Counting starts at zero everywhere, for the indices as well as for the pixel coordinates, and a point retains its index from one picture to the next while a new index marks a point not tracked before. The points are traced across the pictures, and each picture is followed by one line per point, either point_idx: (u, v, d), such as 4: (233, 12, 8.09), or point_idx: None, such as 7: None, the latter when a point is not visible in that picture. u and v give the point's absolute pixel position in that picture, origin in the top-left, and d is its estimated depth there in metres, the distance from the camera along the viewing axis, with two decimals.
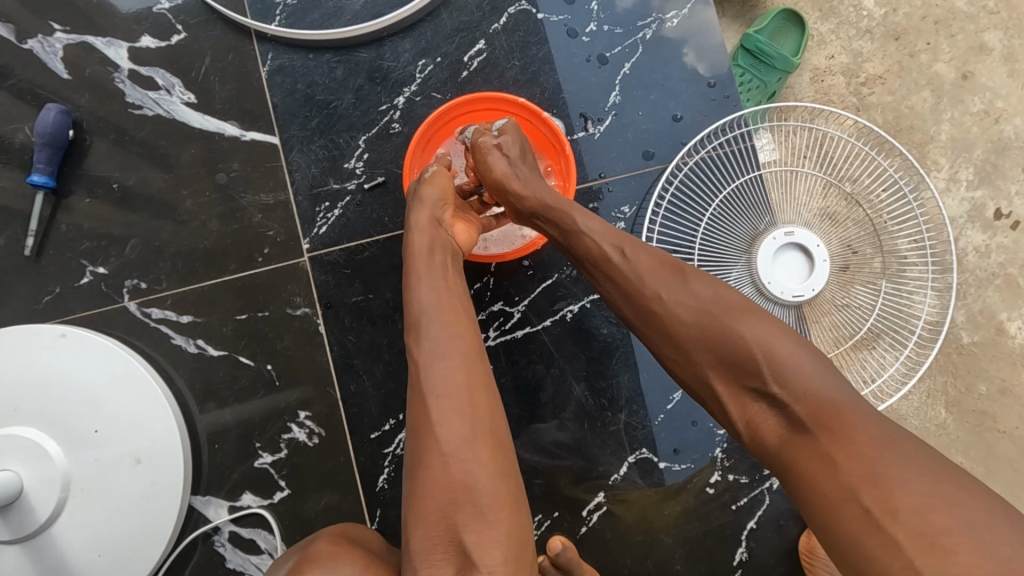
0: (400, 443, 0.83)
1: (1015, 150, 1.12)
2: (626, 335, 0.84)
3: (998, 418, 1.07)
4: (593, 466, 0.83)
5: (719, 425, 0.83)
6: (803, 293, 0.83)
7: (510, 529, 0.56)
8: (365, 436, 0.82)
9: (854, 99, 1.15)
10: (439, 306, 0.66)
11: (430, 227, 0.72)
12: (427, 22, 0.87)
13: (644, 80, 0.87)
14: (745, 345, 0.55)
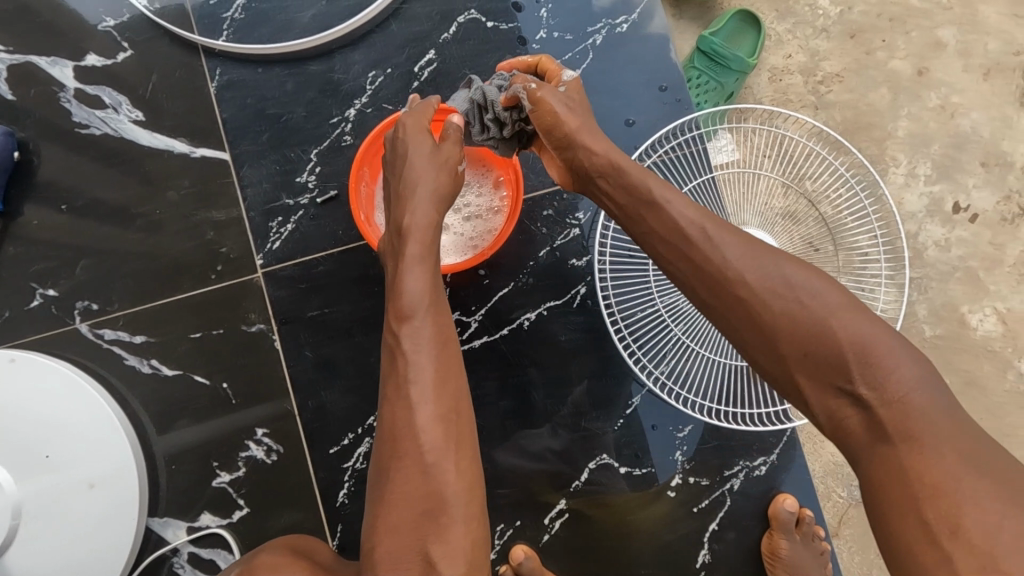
0: (360, 457, 0.82)
1: (972, 144, 1.14)
2: (584, 342, 0.84)
3: (962, 410, 1.08)
4: (555, 474, 0.83)
5: (679, 429, 0.83)
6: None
7: (473, 535, 0.56)
8: (323, 452, 0.81)
9: (812, 98, 1.15)
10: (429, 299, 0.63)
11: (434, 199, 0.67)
12: (377, 33, 0.86)
13: (595, 86, 0.87)
14: (838, 340, 0.53)
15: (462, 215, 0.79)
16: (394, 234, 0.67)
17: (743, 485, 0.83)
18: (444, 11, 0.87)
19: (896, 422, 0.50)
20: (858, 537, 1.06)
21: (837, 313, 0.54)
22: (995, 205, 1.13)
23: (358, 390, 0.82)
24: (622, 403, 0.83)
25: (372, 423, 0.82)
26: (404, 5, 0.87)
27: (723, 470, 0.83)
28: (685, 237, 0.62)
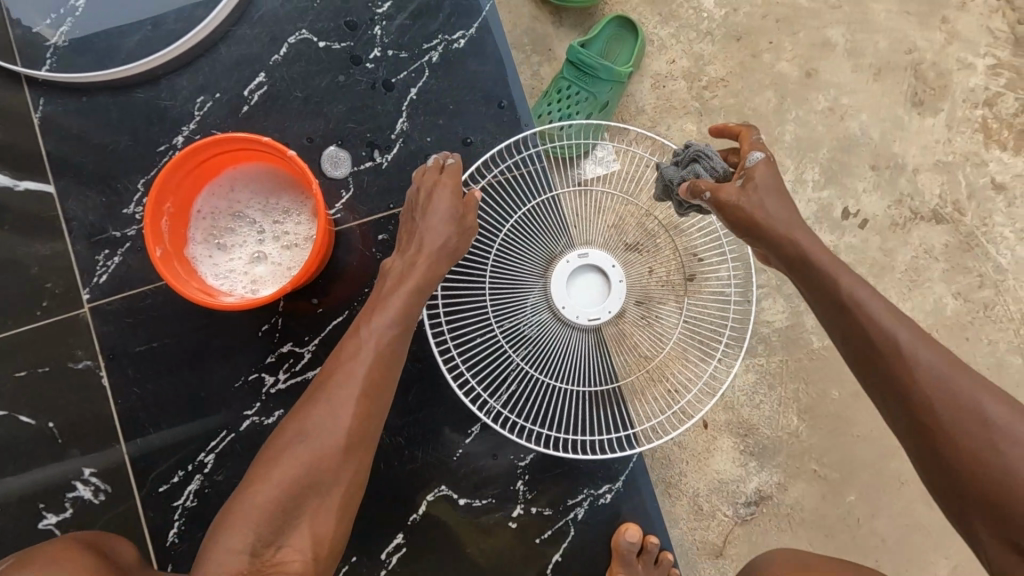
0: (189, 495, 0.81)
1: (861, 148, 1.10)
2: (419, 371, 0.83)
3: (853, 423, 1.04)
4: (391, 508, 0.81)
5: (518, 457, 0.81)
6: (599, 316, 0.81)
7: (333, 522, 0.63)
8: (152, 490, 0.80)
9: (696, 104, 1.12)
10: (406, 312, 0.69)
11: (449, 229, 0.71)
12: (205, 57, 0.84)
13: (430, 105, 0.84)
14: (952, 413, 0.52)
15: (280, 244, 0.76)
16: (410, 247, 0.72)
17: (586, 514, 0.81)
18: (273, 32, 0.85)
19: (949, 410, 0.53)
20: (743, 556, 1.03)
21: (943, 368, 0.55)
22: (885, 210, 1.09)
23: (187, 426, 0.81)
24: (460, 433, 0.82)
25: (203, 459, 0.81)
26: (232, 27, 0.84)
27: (566, 499, 0.81)
28: (808, 260, 0.63)
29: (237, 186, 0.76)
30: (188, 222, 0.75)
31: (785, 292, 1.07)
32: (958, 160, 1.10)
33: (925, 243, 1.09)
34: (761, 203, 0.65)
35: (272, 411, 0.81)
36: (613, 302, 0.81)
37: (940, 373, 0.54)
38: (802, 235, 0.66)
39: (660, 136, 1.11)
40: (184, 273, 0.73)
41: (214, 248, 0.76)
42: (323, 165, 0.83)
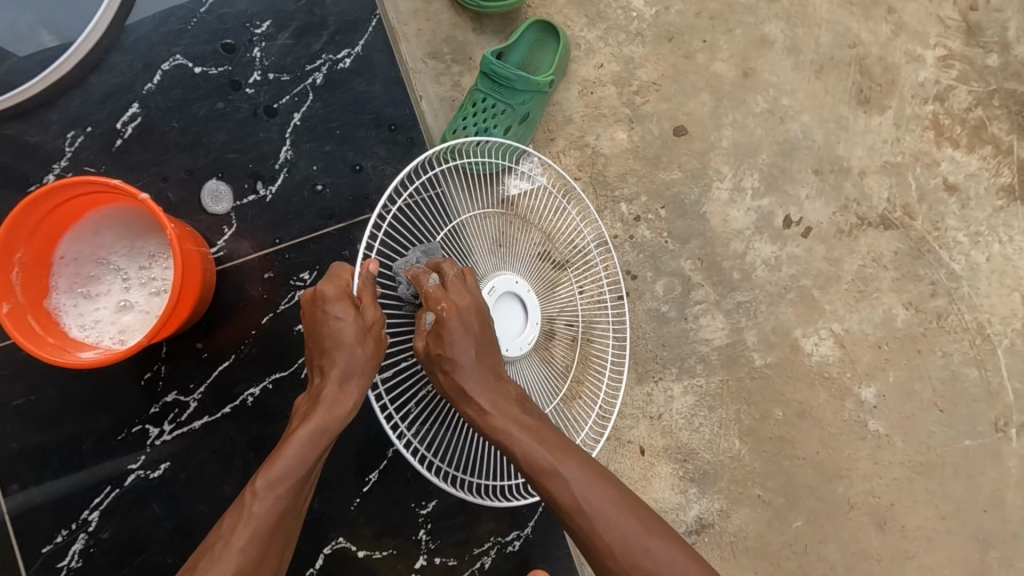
0: (74, 555, 0.80)
1: (803, 151, 1.02)
2: None
3: (795, 444, 0.99)
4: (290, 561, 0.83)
5: (420, 507, 0.85)
6: (514, 349, 0.77)
7: None
8: (36, 550, 0.79)
9: (627, 111, 1.03)
10: (308, 450, 0.60)
11: (351, 352, 0.62)
12: (76, 88, 0.82)
13: (316, 130, 0.87)
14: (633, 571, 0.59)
15: (149, 290, 0.75)
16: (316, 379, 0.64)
17: (494, 562, 0.87)
18: (147, 58, 0.84)
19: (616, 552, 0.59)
20: None
21: (604, 505, 0.61)
22: (830, 217, 1.01)
23: (70, 480, 0.80)
24: (358, 481, 0.84)
25: (86, 517, 0.80)
26: (103, 54, 0.83)
27: (474, 548, 0.86)
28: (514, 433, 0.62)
29: (103, 231, 0.75)
30: (48, 270, 0.72)
31: (724, 307, 1.01)
32: (907, 161, 1.00)
33: (874, 250, 1.00)
34: (453, 361, 0.64)
35: (157, 464, 0.81)
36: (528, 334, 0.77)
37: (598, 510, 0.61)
38: (487, 372, 0.65)
39: (589, 146, 1.03)
40: (42, 327, 0.69)
41: (79, 296, 0.73)
42: (203, 200, 0.84)
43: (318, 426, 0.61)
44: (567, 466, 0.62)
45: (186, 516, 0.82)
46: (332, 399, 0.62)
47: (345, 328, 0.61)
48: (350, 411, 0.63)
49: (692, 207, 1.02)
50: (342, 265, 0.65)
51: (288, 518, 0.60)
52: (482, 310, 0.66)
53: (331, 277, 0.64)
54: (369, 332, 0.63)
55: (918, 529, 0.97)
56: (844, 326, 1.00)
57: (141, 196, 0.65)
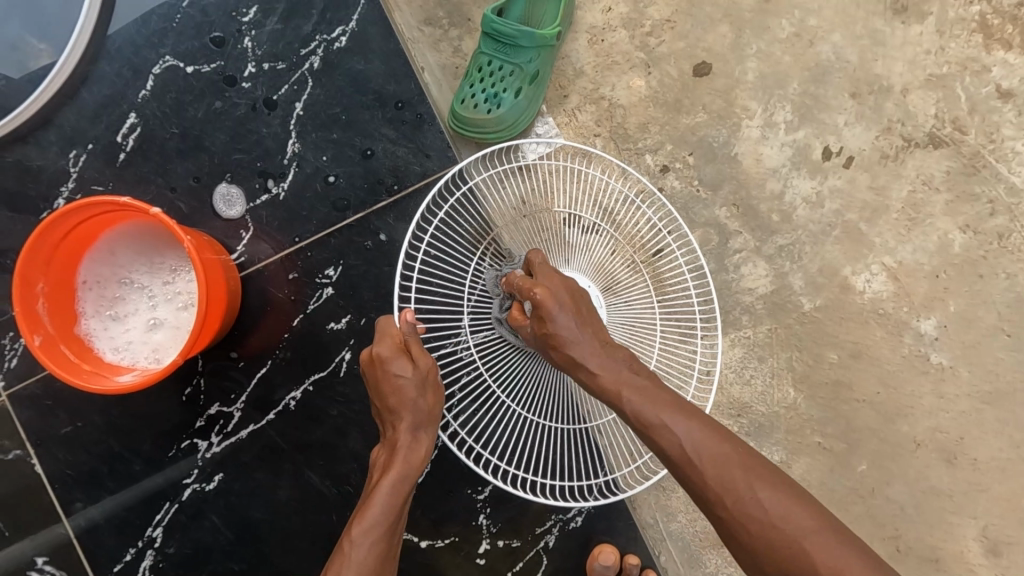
0: (145, 571, 0.81)
1: (837, 75, 0.94)
2: (357, 414, 0.83)
3: (855, 387, 0.95)
4: None
5: (476, 491, 0.85)
6: None
7: None
8: (108, 570, 0.81)
9: (642, 55, 0.96)
10: (391, 500, 0.61)
11: (410, 427, 0.65)
12: (68, 105, 0.79)
13: (319, 118, 0.83)
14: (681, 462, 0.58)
15: (176, 306, 0.74)
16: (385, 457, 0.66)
17: (557, 540, 0.86)
18: (135, 64, 0.80)
19: (805, 547, 0.50)
20: None
21: (809, 523, 0.51)
22: (872, 142, 0.94)
23: (129, 500, 0.81)
24: None
25: (151, 534, 0.81)
26: (90, 66, 0.80)
27: (535, 528, 0.86)
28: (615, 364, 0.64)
29: (120, 250, 0.73)
30: (73, 296, 0.70)
31: (765, 253, 0.96)
32: (954, 71, 0.92)
33: (923, 172, 0.93)
34: (567, 341, 0.65)
35: (210, 476, 0.82)
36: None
37: (757, 498, 0.53)
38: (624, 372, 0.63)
39: (605, 99, 0.96)
40: (76, 354, 0.68)
41: (108, 319, 0.72)
42: (216, 205, 0.81)
43: (372, 528, 0.60)
44: (749, 475, 0.54)
45: (245, 524, 0.82)
46: (378, 521, 0.60)
47: (402, 433, 0.64)
48: (425, 453, 0.65)
49: (722, 150, 0.96)
50: (430, 362, 0.67)
51: (389, 546, 0.61)
52: (581, 292, 0.69)
53: (381, 335, 0.67)
54: (417, 389, 0.65)
55: (990, 460, 0.93)
56: (897, 258, 0.94)
57: (151, 210, 0.62)
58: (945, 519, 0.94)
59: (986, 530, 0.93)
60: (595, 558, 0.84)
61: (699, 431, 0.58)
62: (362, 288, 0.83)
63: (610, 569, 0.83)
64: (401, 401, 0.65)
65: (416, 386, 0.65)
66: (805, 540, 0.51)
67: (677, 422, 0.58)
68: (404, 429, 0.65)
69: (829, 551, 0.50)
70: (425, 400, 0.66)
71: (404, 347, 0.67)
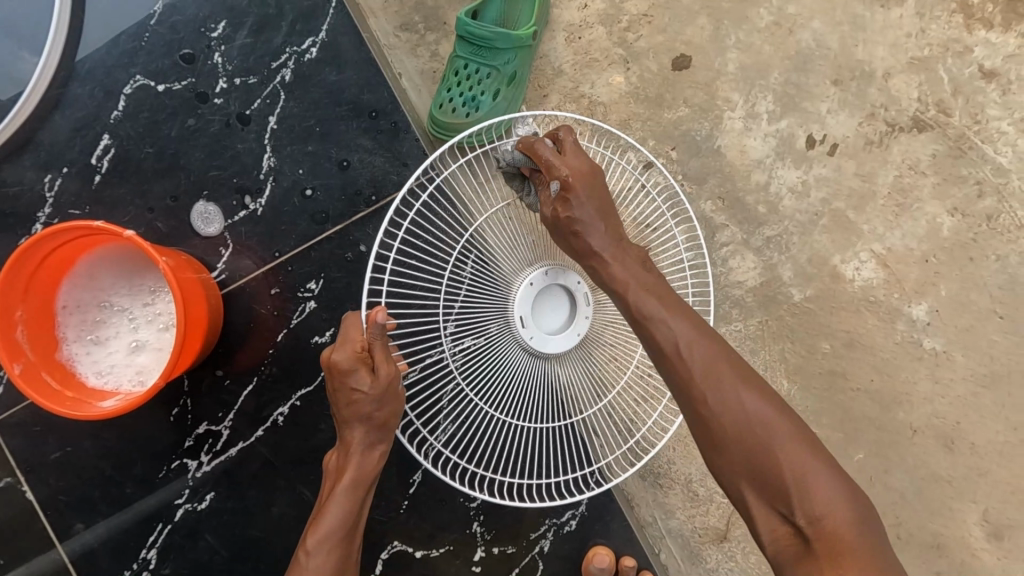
0: None
1: (818, 62, 0.93)
2: None
3: (849, 376, 0.94)
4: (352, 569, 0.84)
5: (469, 500, 0.84)
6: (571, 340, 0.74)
7: None
8: None
9: (620, 51, 0.95)
10: (347, 513, 0.65)
11: (366, 437, 0.66)
12: (42, 129, 0.79)
13: (295, 131, 0.82)
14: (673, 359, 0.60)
15: (158, 327, 0.73)
16: (337, 458, 0.68)
17: (553, 545, 0.86)
18: (107, 84, 0.80)
19: (794, 477, 0.55)
20: (749, 535, 0.88)
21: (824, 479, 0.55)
22: (856, 128, 0.93)
23: (122, 523, 0.81)
24: (404, 484, 0.84)
25: (145, 556, 0.81)
26: (62, 89, 0.79)
27: (531, 534, 0.85)
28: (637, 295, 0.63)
29: (98, 272, 0.72)
30: (53, 322, 0.70)
31: (752, 246, 0.95)
32: (936, 53, 0.91)
33: (910, 157, 0.92)
34: (579, 222, 0.67)
35: (202, 496, 0.81)
36: (582, 322, 0.74)
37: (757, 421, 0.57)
38: (656, 291, 0.64)
39: (585, 97, 0.96)
40: (59, 382, 0.68)
41: (89, 343, 0.71)
42: (195, 223, 0.81)
43: (327, 537, 0.63)
44: (751, 403, 0.58)
45: (239, 542, 0.82)
46: (333, 533, 0.64)
47: (356, 437, 0.66)
48: (381, 456, 0.68)
49: (705, 143, 0.95)
50: (392, 369, 0.63)
51: (349, 546, 0.66)
52: (599, 179, 0.69)
53: (342, 341, 0.64)
54: (375, 399, 0.63)
55: (989, 444, 0.92)
56: (886, 245, 0.93)
57: (125, 232, 0.62)
58: (946, 505, 0.93)
59: (987, 514, 0.92)
60: (590, 560, 0.84)
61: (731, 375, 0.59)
62: (346, 300, 0.82)
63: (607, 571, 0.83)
64: (358, 409, 0.64)
65: (371, 397, 0.63)
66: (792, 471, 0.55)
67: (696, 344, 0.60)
68: (359, 433, 0.66)
69: (819, 480, 0.55)
70: (383, 410, 0.65)
71: (364, 354, 0.63)
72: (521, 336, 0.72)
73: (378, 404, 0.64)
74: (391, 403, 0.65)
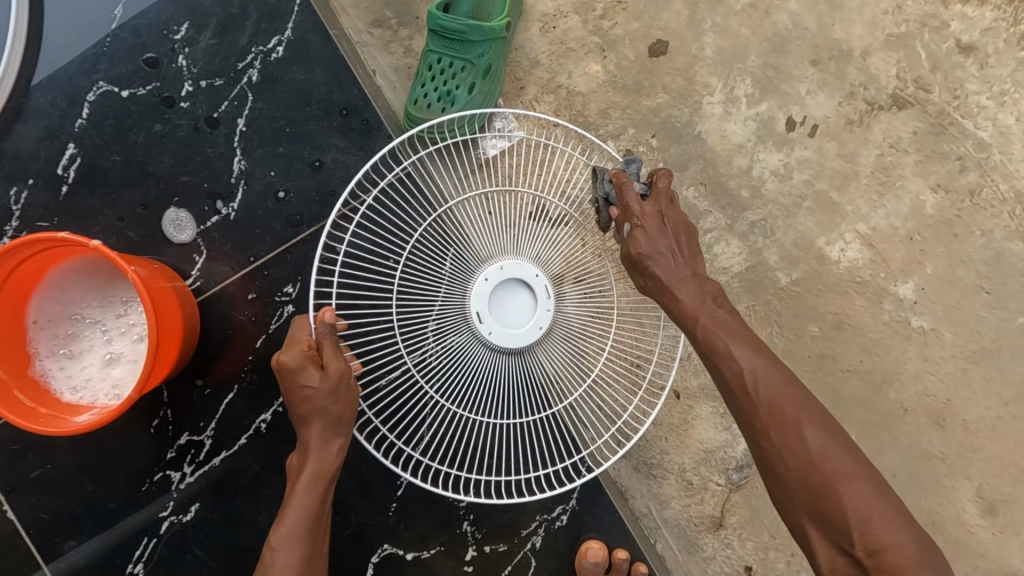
0: None
1: (796, 43, 0.92)
2: None
3: (838, 357, 0.94)
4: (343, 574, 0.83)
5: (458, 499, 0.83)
6: (534, 333, 0.73)
7: None
8: None
9: (596, 39, 0.94)
10: (307, 512, 0.63)
11: (323, 435, 0.64)
12: (5, 140, 0.77)
13: (266, 133, 0.81)
14: (731, 379, 0.62)
15: (133, 338, 0.72)
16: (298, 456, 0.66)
17: (545, 540, 0.85)
18: (69, 92, 0.78)
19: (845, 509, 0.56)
20: (745, 523, 0.88)
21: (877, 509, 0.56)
22: (836, 108, 0.92)
23: (107, 538, 0.79)
24: (391, 487, 0.83)
25: (132, 571, 0.80)
26: (24, 99, 0.77)
27: (522, 531, 0.85)
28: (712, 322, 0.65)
29: (69, 285, 0.71)
30: (23, 338, 0.68)
31: (737, 231, 0.94)
32: (913, 29, 0.90)
33: (891, 135, 0.91)
34: (656, 245, 0.68)
35: (187, 507, 0.80)
36: (545, 314, 0.73)
37: (830, 464, 0.58)
38: (721, 314, 0.66)
39: (563, 87, 0.94)
40: (32, 399, 0.66)
41: (63, 357, 0.70)
42: (167, 230, 0.79)
43: (290, 536, 0.62)
44: (807, 426, 0.59)
45: (227, 552, 0.81)
46: (295, 534, 0.63)
47: (313, 436, 0.64)
48: (342, 453, 0.66)
49: (685, 129, 0.94)
50: (342, 365, 0.63)
51: (316, 544, 0.65)
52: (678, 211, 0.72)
53: (290, 342, 0.64)
54: (328, 396, 0.63)
55: (980, 420, 0.92)
56: (871, 225, 0.92)
57: (91, 243, 0.60)
58: (940, 483, 0.93)
59: (981, 490, 0.92)
60: (583, 555, 0.84)
61: (799, 413, 0.60)
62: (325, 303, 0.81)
63: (600, 565, 0.82)
64: (309, 406, 0.63)
65: (325, 394, 0.63)
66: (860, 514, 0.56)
67: (762, 376, 0.61)
68: (317, 432, 0.64)
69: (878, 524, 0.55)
70: (337, 406, 0.64)
71: (313, 353, 0.63)
72: (480, 332, 0.72)
73: (334, 400, 0.63)
74: (347, 399, 0.64)
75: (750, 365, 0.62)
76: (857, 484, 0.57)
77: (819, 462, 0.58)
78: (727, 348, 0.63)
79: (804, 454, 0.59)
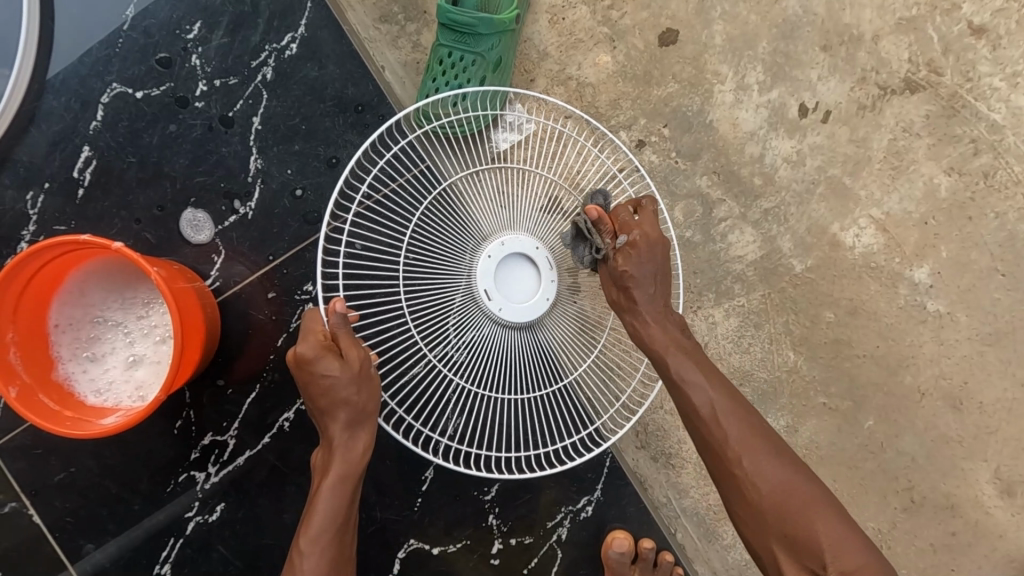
0: None
1: (806, 28, 0.92)
2: None
3: (853, 342, 0.94)
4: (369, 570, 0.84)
5: (482, 491, 0.84)
6: (541, 306, 0.72)
7: None
8: None
9: (605, 30, 0.93)
10: (335, 511, 0.64)
11: (348, 430, 0.64)
12: (19, 144, 0.77)
13: (280, 131, 0.81)
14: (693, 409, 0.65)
15: (155, 340, 0.72)
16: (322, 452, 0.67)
17: (569, 532, 0.86)
18: (82, 95, 0.78)
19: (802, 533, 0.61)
20: None
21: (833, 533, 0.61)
22: (847, 94, 0.92)
23: (133, 540, 0.80)
24: (415, 482, 0.84)
25: (159, 571, 0.80)
26: (36, 103, 0.77)
27: (547, 523, 0.85)
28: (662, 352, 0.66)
29: (89, 287, 0.71)
30: (46, 342, 0.68)
31: (750, 219, 0.94)
32: (924, 12, 0.89)
33: (903, 119, 0.91)
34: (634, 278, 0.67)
35: (212, 507, 0.80)
36: (549, 285, 0.72)
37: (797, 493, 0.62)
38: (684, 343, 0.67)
39: (573, 79, 0.94)
40: (56, 402, 0.66)
41: (85, 361, 0.70)
42: (184, 231, 0.79)
43: (318, 536, 0.63)
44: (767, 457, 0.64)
45: (254, 550, 0.81)
46: (322, 532, 0.64)
47: (337, 431, 0.64)
48: (366, 449, 0.66)
49: (696, 118, 0.94)
50: (361, 356, 0.63)
51: (344, 539, 0.66)
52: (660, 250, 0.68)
53: (305, 334, 0.63)
54: (351, 388, 0.63)
55: (997, 403, 0.92)
56: (884, 210, 0.92)
57: (113, 244, 0.60)
58: (957, 466, 0.93)
59: (999, 472, 0.92)
60: (610, 544, 0.84)
61: (760, 447, 0.64)
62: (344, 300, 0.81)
63: (626, 555, 0.82)
64: (331, 400, 0.62)
65: (348, 387, 0.62)
66: (827, 544, 0.60)
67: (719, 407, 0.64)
68: (340, 428, 0.64)
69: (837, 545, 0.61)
70: (361, 397, 0.63)
71: (329, 344, 0.63)
72: (488, 309, 0.71)
73: (356, 392, 0.63)
74: (371, 392, 0.64)
75: (712, 399, 0.65)
76: (819, 514, 0.62)
77: (781, 490, 0.63)
78: (691, 384, 0.65)
79: (769, 484, 0.63)
